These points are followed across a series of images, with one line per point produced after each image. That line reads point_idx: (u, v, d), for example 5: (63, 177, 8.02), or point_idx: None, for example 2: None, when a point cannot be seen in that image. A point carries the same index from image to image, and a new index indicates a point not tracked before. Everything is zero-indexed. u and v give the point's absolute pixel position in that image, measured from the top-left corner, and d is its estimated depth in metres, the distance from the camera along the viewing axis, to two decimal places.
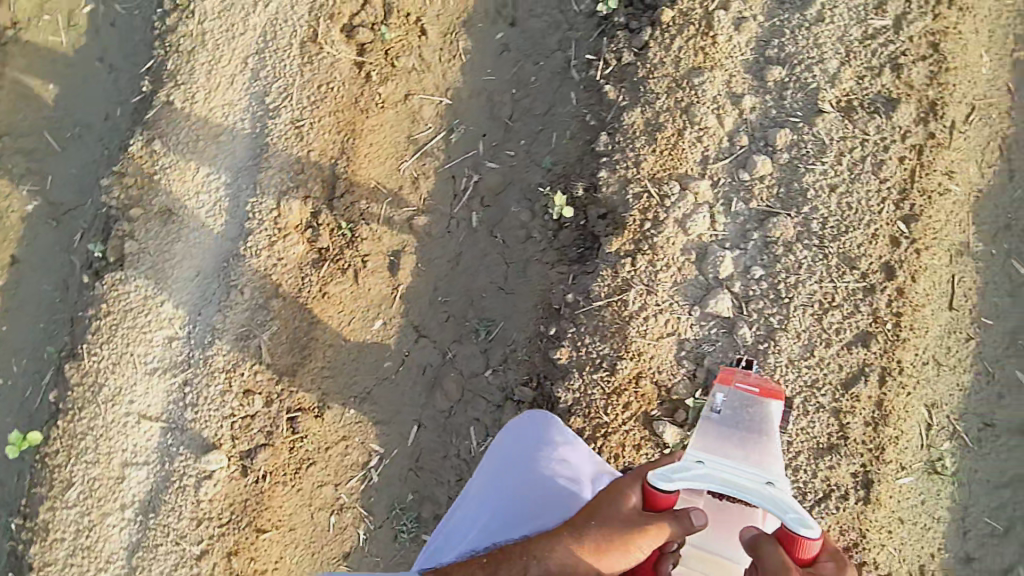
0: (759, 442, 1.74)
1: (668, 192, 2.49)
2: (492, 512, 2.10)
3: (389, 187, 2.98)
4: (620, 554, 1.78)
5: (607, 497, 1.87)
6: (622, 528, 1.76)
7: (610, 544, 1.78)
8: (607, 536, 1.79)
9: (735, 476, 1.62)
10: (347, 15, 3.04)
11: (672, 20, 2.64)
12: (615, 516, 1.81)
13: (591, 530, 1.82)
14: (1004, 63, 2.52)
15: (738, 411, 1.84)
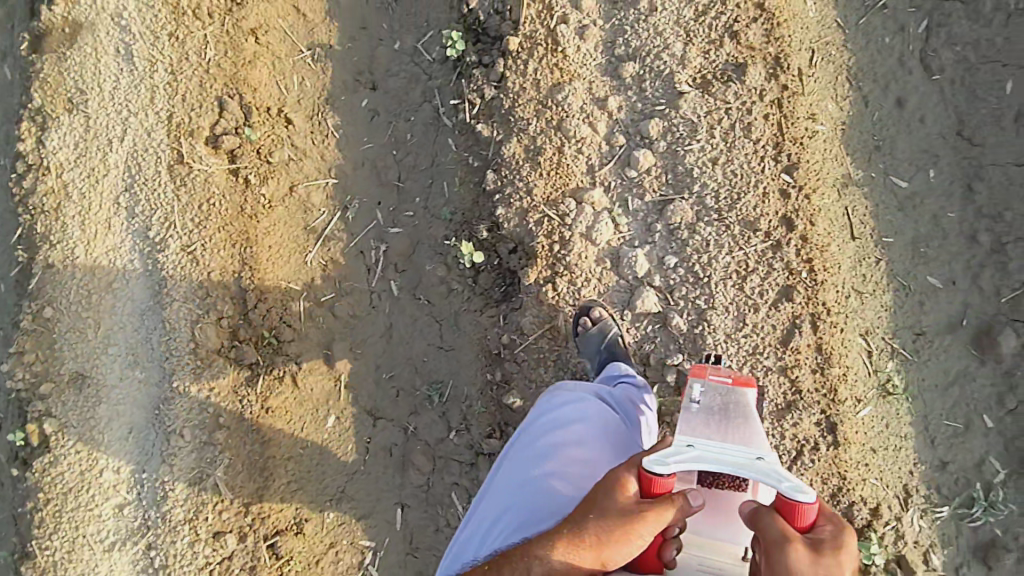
0: (744, 426, 1.69)
1: (566, 212, 2.52)
2: (506, 512, 1.85)
3: (302, 282, 2.92)
4: (622, 544, 1.57)
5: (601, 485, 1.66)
6: (620, 516, 1.56)
7: (610, 536, 1.57)
8: (606, 527, 1.57)
9: (729, 452, 1.51)
10: (208, 126, 2.93)
11: (519, 46, 2.67)
12: (611, 505, 1.59)
13: (590, 523, 1.60)
14: (827, 1, 2.67)
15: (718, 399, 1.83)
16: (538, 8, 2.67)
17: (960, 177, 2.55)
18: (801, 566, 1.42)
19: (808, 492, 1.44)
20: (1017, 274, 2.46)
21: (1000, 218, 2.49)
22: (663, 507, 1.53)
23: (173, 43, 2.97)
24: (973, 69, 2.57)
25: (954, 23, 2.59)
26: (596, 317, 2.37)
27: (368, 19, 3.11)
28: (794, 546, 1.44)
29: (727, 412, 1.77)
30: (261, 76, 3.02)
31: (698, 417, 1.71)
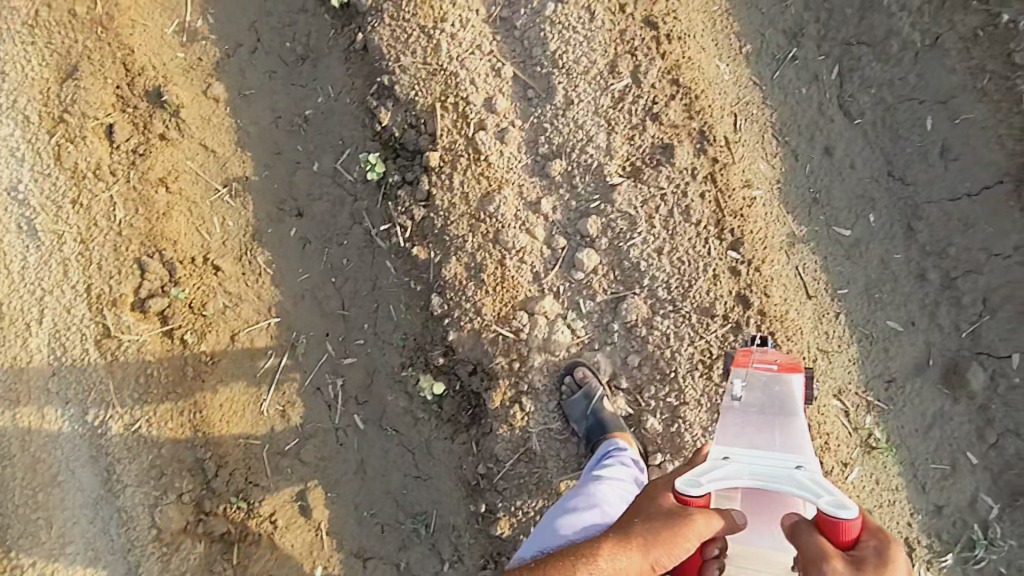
0: (785, 426, 1.65)
1: (520, 326, 2.44)
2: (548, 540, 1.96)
3: (262, 434, 2.76)
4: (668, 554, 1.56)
5: (653, 501, 1.71)
6: (666, 523, 1.57)
7: (657, 537, 1.57)
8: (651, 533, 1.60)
9: (762, 469, 1.49)
10: (131, 291, 2.77)
11: (441, 160, 2.57)
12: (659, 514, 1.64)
13: (639, 527, 1.67)
14: (739, 62, 2.65)
15: (761, 390, 1.77)
16: (452, 117, 2.58)
17: (899, 217, 2.55)
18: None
19: (850, 509, 1.40)
20: (972, 306, 2.46)
21: (945, 254, 2.49)
22: (709, 519, 1.52)
23: (78, 210, 2.82)
24: (891, 109, 2.57)
25: (863, 66, 2.59)
26: (580, 379, 2.36)
27: (281, 143, 2.97)
28: (836, 564, 1.39)
29: (769, 408, 1.71)
30: (180, 224, 2.86)
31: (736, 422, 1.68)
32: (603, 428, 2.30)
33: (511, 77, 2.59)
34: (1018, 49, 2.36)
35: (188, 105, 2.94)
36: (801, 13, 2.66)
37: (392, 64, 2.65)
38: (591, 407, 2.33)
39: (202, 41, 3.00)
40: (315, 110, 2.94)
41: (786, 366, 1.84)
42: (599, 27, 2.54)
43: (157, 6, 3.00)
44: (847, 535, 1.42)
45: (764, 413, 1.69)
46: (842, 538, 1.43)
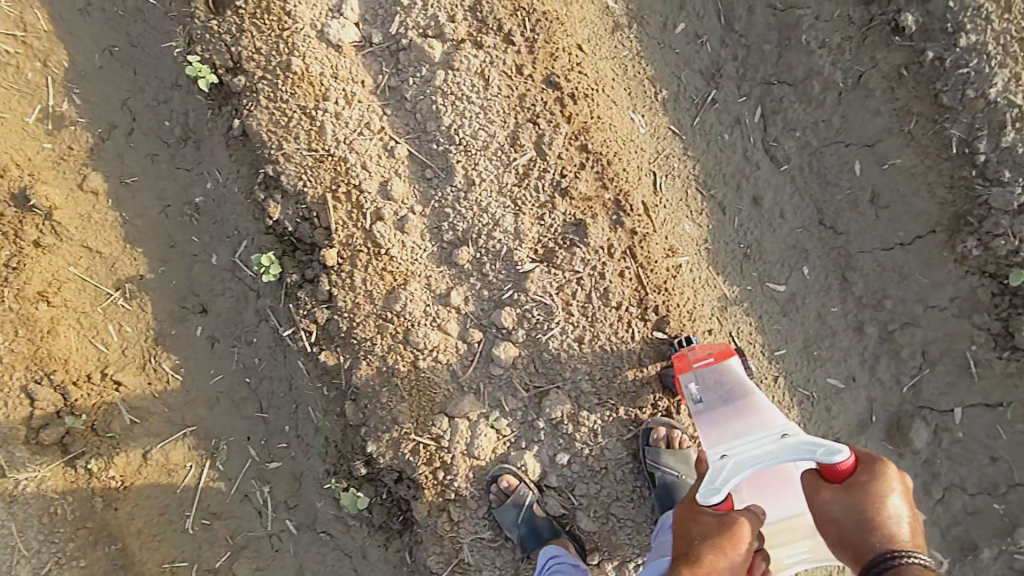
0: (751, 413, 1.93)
1: (439, 433, 2.28)
2: None
3: (187, 555, 2.58)
4: (738, 563, 1.62)
5: (689, 522, 1.74)
6: (722, 530, 1.66)
7: (724, 551, 1.62)
8: (719, 550, 1.63)
9: (759, 454, 1.72)
10: (22, 421, 2.54)
11: (339, 257, 2.35)
12: (711, 530, 1.67)
13: (700, 546, 1.65)
14: (655, 110, 2.43)
15: (716, 390, 2.02)
16: (347, 208, 2.35)
17: (833, 268, 2.40)
18: (837, 509, 1.62)
19: (839, 450, 1.60)
20: (911, 359, 2.35)
21: (882, 306, 2.36)
22: (749, 514, 1.71)
23: None
24: (818, 153, 2.40)
25: (787, 108, 2.40)
26: (506, 488, 2.23)
27: (172, 234, 2.69)
28: (827, 494, 1.66)
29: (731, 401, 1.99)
30: (69, 340, 2.61)
31: (712, 426, 1.96)
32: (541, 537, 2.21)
33: (406, 156, 2.37)
34: (944, 90, 2.19)
35: (62, 204, 2.63)
36: (718, 50, 2.44)
37: (275, 152, 2.40)
38: (523, 515, 2.22)
39: (71, 127, 2.67)
40: (205, 197, 2.67)
41: (720, 355, 2.06)
42: (496, 93, 2.30)
43: (13, 93, 2.66)
44: (843, 471, 1.64)
45: (728, 405, 1.98)
46: (840, 474, 1.65)
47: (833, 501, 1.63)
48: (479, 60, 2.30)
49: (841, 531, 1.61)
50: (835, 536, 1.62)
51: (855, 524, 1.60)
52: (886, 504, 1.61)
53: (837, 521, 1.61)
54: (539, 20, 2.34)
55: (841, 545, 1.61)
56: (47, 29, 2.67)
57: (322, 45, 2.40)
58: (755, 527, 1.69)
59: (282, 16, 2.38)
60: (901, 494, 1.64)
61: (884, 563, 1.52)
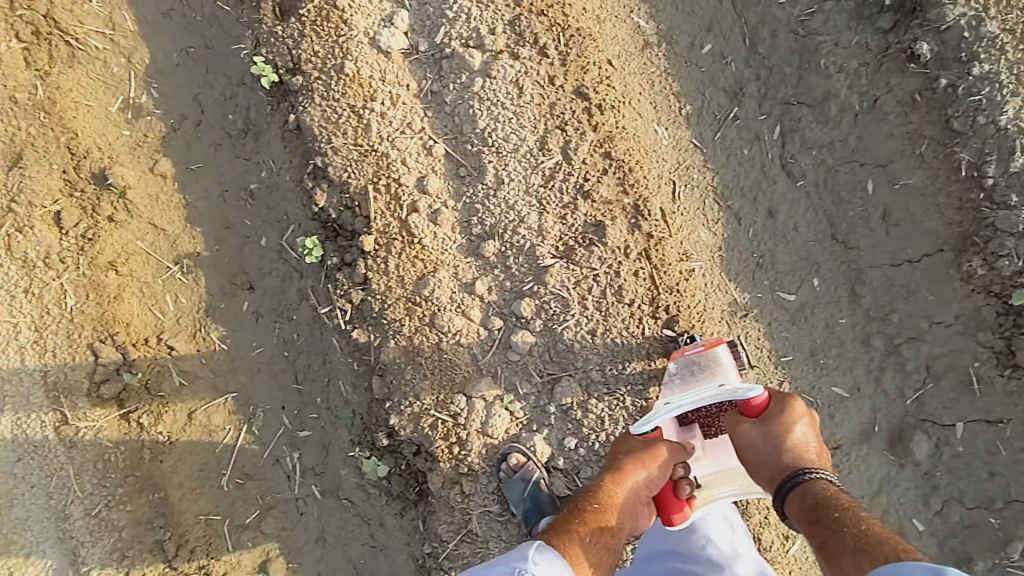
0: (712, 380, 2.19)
1: (457, 411, 2.46)
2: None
3: (221, 509, 2.81)
4: (654, 471, 2.08)
5: (620, 444, 2.21)
6: (643, 448, 2.14)
7: (640, 461, 2.09)
8: (639, 460, 2.10)
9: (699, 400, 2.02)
10: (87, 376, 2.83)
11: (376, 243, 2.57)
12: (636, 448, 2.15)
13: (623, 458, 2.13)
14: (678, 124, 2.58)
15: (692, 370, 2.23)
16: (386, 199, 2.57)
17: (843, 281, 2.50)
18: (755, 437, 2.01)
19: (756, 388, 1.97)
20: (916, 373, 2.42)
21: (888, 320, 2.44)
22: (672, 445, 2.17)
23: (31, 299, 2.86)
24: (833, 171, 2.51)
25: (805, 127, 2.52)
26: (516, 465, 2.39)
27: (229, 216, 2.96)
28: (746, 426, 2.05)
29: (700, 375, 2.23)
30: (132, 306, 2.89)
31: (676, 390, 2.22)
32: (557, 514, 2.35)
33: (443, 155, 2.58)
34: (955, 115, 2.30)
35: (135, 184, 2.93)
36: (742, 70, 2.58)
37: (324, 145, 2.64)
38: (530, 489, 2.37)
39: (147, 117, 2.97)
40: (260, 184, 2.93)
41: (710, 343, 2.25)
42: (529, 101, 2.49)
43: (100, 85, 2.98)
44: (757, 407, 2.04)
45: (696, 375, 2.21)
46: (754, 409, 2.05)
47: (751, 431, 2.01)
48: (515, 70, 2.50)
49: (757, 454, 2.00)
50: (753, 461, 2.01)
51: (770, 448, 1.99)
52: (794, 433, 2.01)
53: (754, 446, 2.00)
54: (573, 36, 2.53)
55: (756, 467, 2.01)
56: (133, 30, 2.99)
57: (373, 51, 2.64)
58: (673, 451, 2.15)
59: (339, 24, 2.63)
60: (806, 423, 2.04)
61: (795, 480, 1.93)
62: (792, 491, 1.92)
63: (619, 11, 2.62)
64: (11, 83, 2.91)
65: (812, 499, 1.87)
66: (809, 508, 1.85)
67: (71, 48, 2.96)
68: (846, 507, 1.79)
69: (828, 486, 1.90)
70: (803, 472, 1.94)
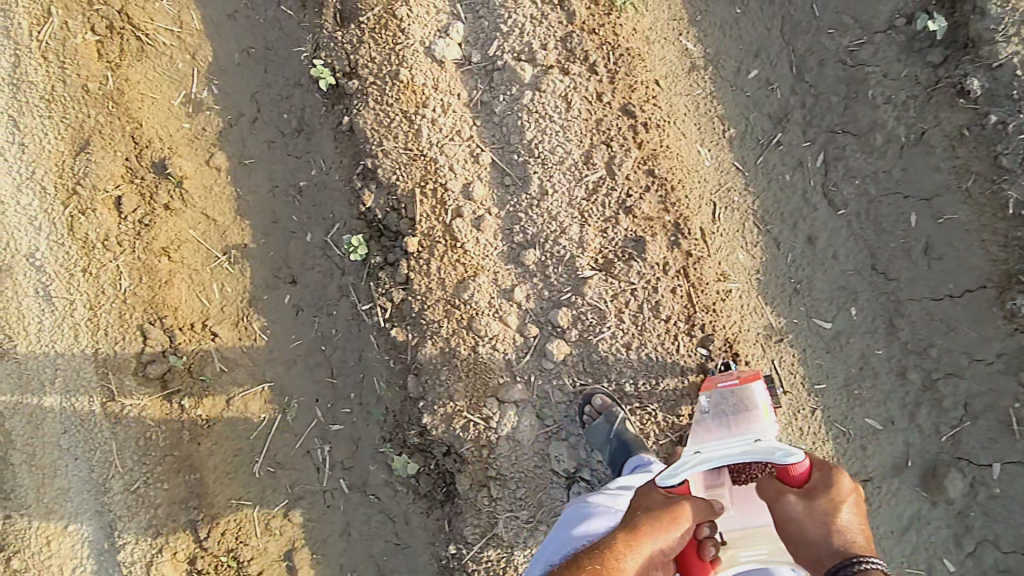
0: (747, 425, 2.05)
1: (490, 414, 2.52)
2: None
3: (252, 495, 2.90)
4: (673, 537, 1.75)
5: (641, 498, 1.88)
6: (665, 508, 1.79)
7: (660, 527, 1.75)
8: (656, 522, 1.77)
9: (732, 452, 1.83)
10: (134, 355, 2.95)
11: (419, 245, 2.64)
12: (656, 505, 1.82)
13: (640, 518, 1.80)
14: (721, 145, 2.62)
15: (727, 408, 2.20)
16: (431, 204, 2.65)
17: (881, 312, 2.49)
18: (799, 513, 1.76)
19: (796, 453, 1.77)
20: (953, 410, 2.40)
21: (926, 354, 2.43)
22: (700, 503, 1.80)
23: (88, 279, 3.00)
24: (876, 202, 2.51)
25: (849, 156, 2.53)
26: (601, 405, 2.41)
27: (277, 211, 3.06)
28: (790, 497, 1.79)
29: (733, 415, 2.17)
30: (181, 292, 3.01)
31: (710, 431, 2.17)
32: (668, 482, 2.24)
33: (490, 163, 2.65)
34: (1005, 151, 2.30)
35: (191, 175, 3.05)
36: (788, 97, 2.61)
37: (375, 147, 2.73)
38: (614, 431, 2.35)
39: (207, 112, 3.11)
40: (309, 181, 3.03)
41: (745, 378, 2.25)
42: (577, 115, 2.55)
43: (165, 79, 3.13)
44: (797, 474, 1.81)
45: (731, 416, 2.17)
46: (795, 476, 1.81)
47: (796, 504, 1.76)
48: (565, 85, 2.56)
49: (803, 532, 1.75)
50: (800, 541, 1.75)
51: (815, 527, 1.74)
52: (840, 512, 1.77)
53: (800, 523, 1.75)
54: (622, 55, 2.59)
55: (802, 546, 1.74)
56: (199, 28, 3.13)
57: (427, 60, 2.72)
58: (704, 512, 1.79)
59: (396, 32, 2.73)
60: (851, 501, 1.81)
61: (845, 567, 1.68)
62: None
63: (669, 33, 2.67)
64: (84, 74, 3.07)
65: None
66: None
67: (140, 43, 3.11)
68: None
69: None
70: (855, 560, 1.69)
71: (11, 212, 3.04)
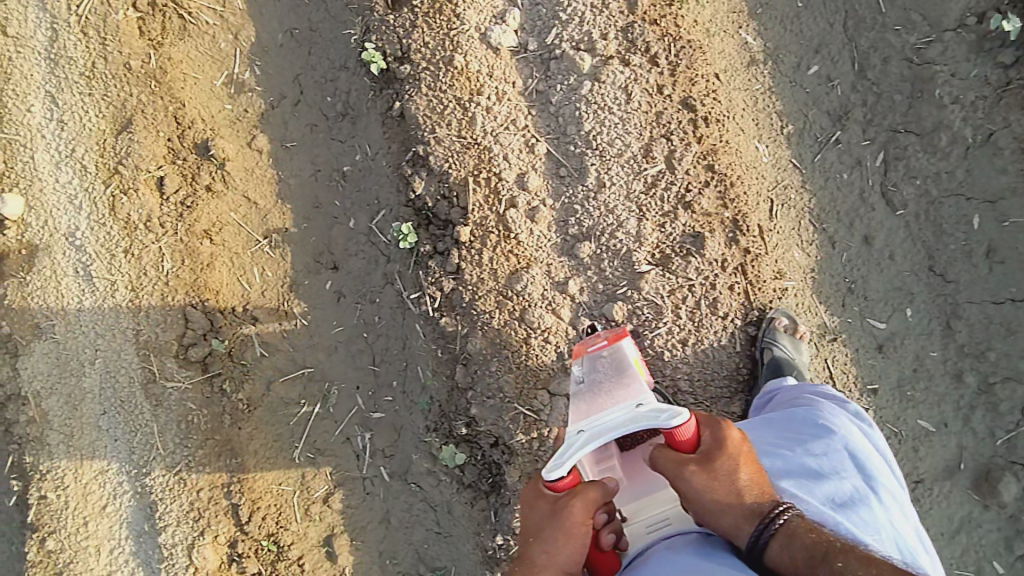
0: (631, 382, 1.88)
1: (541, 406, 2.55)
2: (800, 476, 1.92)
3: (293, 480, 2.89)
4: (573, 550, 1.74)
5: (530, 514, 1.79)
6: (557, 524, 1.72)
7: (559, 544, 1.73)
8: (554, 541, 1.73)
9: (619, 421, 1.67)
10: (176, 338, 2.92)
11: (471, 235, 2.62)
12: (545, 525, 1.75)
13: (537, 546, 1.75)
14: (779, 142, 2.59)
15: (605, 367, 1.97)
16: (485, 192, 2.62)
17: (938, 314, 2.50)
18: (703, 483, 1.70)
19: (682, 415, 1.66)
20: (1009, 415, 2.42)
21: (984, 357, 2.45)
22: (588, 494, 1.72)
23: (130, 259, 2.96)
24: (937, 203, 2.51)
25: (911, 156, 2.52)
26: None
27: (319, 195, 3.01)
28: (690, 468, 1.72)
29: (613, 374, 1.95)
30: (222, 275, 2.97)
31: (581, 398, 1.88)
32: (779, 370, 2.35)
33: (545, 153, 2.61)
34: None
35: (234, 157, 3.01)
36: (849, 94, 2.58)
37: (427, 134, 2.69)
38: None
39: (248, 93, 3.05)
40: (354, 166, 2.98)
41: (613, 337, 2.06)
42: (636, 107, 2.51)
43: (207, 59, 3.06)
44: (687, 438, 1.74)
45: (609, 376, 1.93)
46: (685, 441, 1.74)
47: (697, 475, 1.71)
48: (625, 76, 2.53)
49: (715, 501, 1.70)
50: (715, 509, 1.71)
51: (723, 491, 1.72)
52: (739, 470, 1.75)
53: (705, 493, 1.69)
54: (683, 47, 2.55)
55: (717, 511, 1.71)
56: (242, 8, 3.07)
57: (483, 47, 2.67)
58: (598, 500, 1.72)
59: (452, 17, 2.68)
60: (745, 450, 1.81)
61: (768, 529, 1.69)
62: (772, 540, 1.68)
63: (728, 26, 2.63)
64: (126, 51, 3.01)
65: (803, 544, 1.65)
66: (804, 558, 1.62)
67: (183, 21, 3.05)
68: (843, 552, 1.62)
69: (806, 526, 1.71)
70: (773, 517, 1.70)
71: (50, 190, 3.00)
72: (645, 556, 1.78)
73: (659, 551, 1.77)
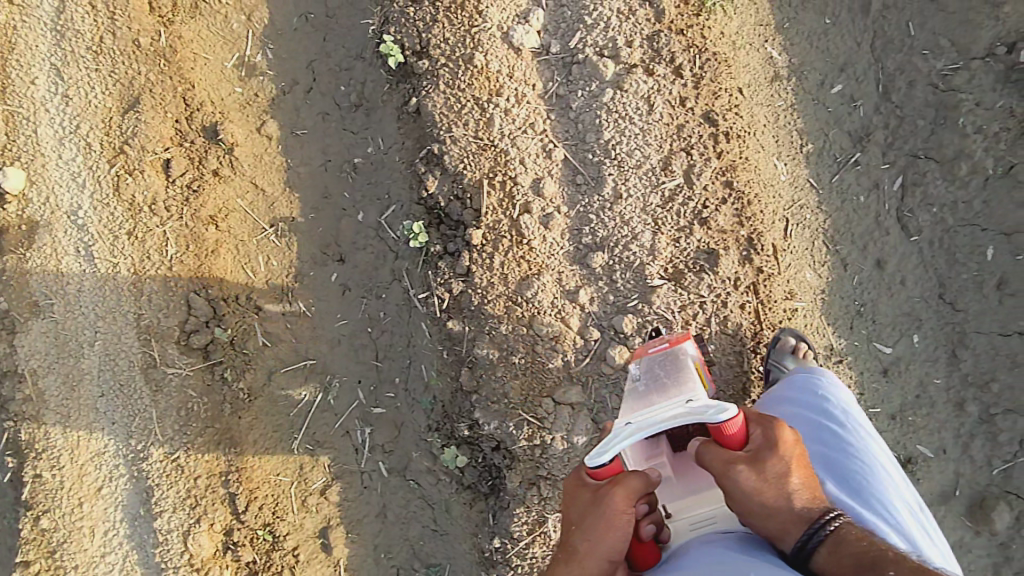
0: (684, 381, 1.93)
1: (545, 414, 2.54)
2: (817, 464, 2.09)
3: (291, 471, 2.89)
4: (614, 540, 1.72)
5: (571, 504, 1.81)
6: (597, 512, 1.72)
7: (599, 533, 1.72)
8: (593, 530, 1.72)
9: (667, 414, 1.72)
10: (177, 324, 2.88)
11: (483, 238, 2.59)
12: (585, 514, 1.76)
13: (579, 536, 1.75)
14: (798, 161, 2.56)
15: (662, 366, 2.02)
16: (499, 196, 2.59)
17: (944, 342, 2.52)
18: (752, 483, 1.72)
19: (729, 410, 1.68)
20: (1008, 445, 2.44)
21: (987, 388, 2.47)
22: (629, 484, 1.72)
23: (133, 242, 2.91)
24: (951, 231, 2.51)
25: (929, 182, 2.51)
26: None
27: (329, 186, 2.96)
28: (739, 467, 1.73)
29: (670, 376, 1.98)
30: (226, 262, 2.93)
31: (636, 398, 1.93)
32: None
33: (562, 159, 2.58)
34: None
35: (242, 142, 2.94)
36: (871, 116, 2.56)
37: (443, 133, 2.64)
38: None
39: (260, 77, 2.98)
40: (365, 159, 2.93)
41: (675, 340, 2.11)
42: (658, 119, 2.48)
43: (219, 39, 2.99)
44: (737, 435, 1.75)
45: (665, 374, 1.97)
46: (734, 439, 1.76)
47: (747, 474, 1.72)
48: (648, 86, 2.49)
49: (763, 501, 1.73)
50: (762, 512, 1.74)
51: (772, 491, 1.74)
52: (788, 470, 1.78)
53: (753, 493, 1.72)
54: (708, 60, 2.51)
55: (765, 513, 1.74)
56: None
57: (504, 46, 2.62)
58: (639, 489, 1.72)
59: (474, 14, 2.62)
60: (795, 449, 1.82)
61: (816, 534, 1.73)
62: (821, 546, 1.71)
63: (754, 40, 2.58)
64: (136, 27, 2.93)
65: (853, 550, 1.67)
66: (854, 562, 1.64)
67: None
68: (893, 561, 1.62)
69: (856, 533, 1.73)
70: (822, 523, 1.73)
71: (52, 165, 2.94)
72: (686, 549, 1.80)
73: (700, 546, 1.79)
